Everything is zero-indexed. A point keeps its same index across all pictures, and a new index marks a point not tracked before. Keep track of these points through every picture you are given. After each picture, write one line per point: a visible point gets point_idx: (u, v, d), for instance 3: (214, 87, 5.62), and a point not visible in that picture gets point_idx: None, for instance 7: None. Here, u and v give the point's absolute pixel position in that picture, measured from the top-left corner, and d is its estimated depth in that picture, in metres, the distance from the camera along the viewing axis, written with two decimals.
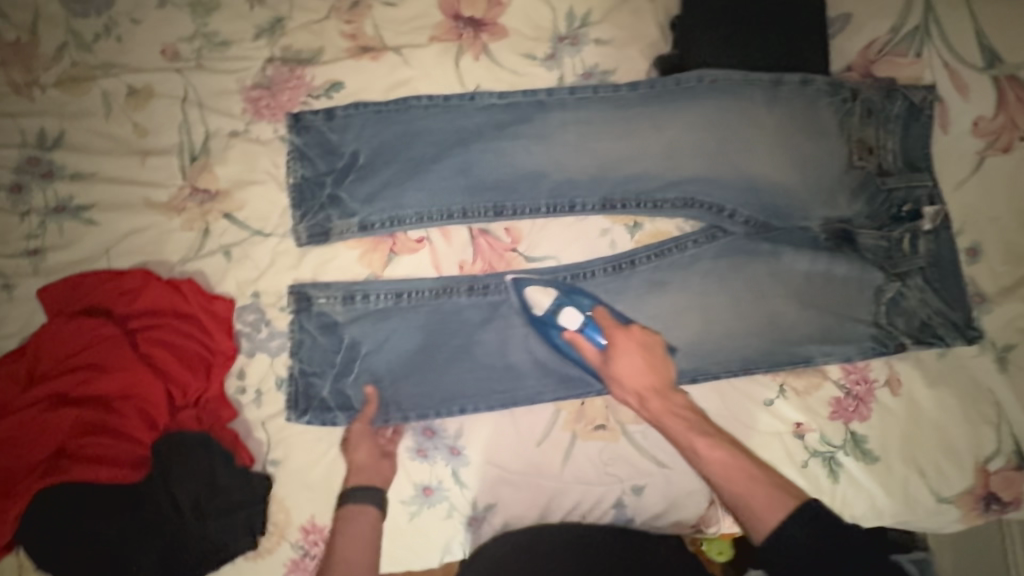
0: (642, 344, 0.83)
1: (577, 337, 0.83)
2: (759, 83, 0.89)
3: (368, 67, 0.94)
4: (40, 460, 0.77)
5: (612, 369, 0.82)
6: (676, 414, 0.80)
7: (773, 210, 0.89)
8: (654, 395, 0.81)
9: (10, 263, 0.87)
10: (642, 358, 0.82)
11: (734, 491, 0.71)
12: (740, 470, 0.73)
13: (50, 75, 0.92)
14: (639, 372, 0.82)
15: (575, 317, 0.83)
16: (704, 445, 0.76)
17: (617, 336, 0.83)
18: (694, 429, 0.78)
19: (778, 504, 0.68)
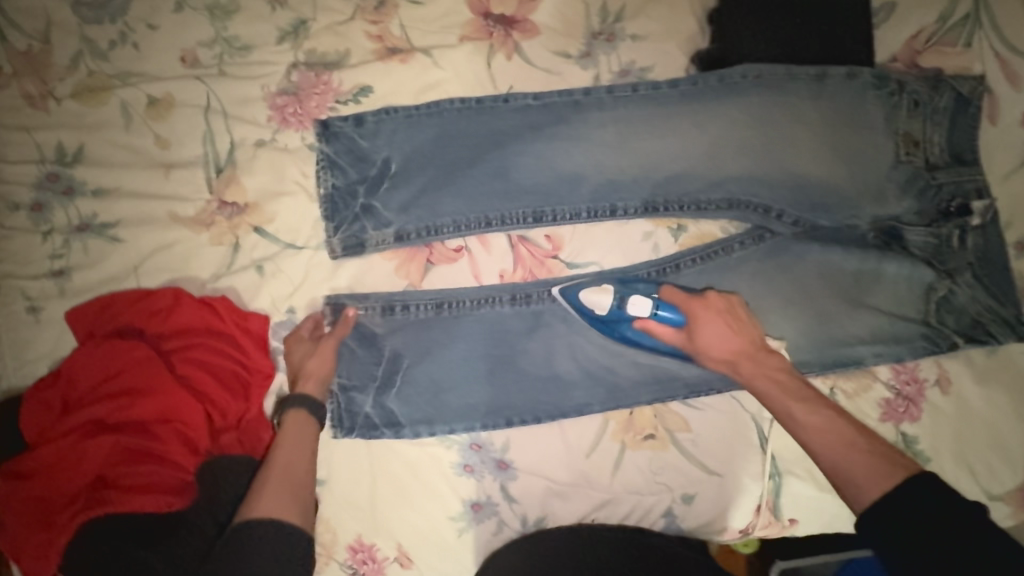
0: (723, 308, 0.77)
1: (649, 323, 0.79)
2: (804, 77, 0.86)
3: (397, 69, 0.90)
4: (79, 491, 0.73)
5: (697, 343, 0.77)
6: (773, 378, 0.73)
7: (823, 207, 0.86)
8: (747, 359, 0.75)
9: (35, 285, 0.85)
10: (722, 325, 0.76)
11: (835, 462, 0.64)
12: (840, 438, 0.66)
13: (65, 86, 0.88)
14: (726, 338, 0.75)
15: (644, 305, 0.78)
16: (802, 411, 0.69)
17: (695, 308, 0.77)
18: (792, 395, 0.71)
19: (882, 476, 0.61)
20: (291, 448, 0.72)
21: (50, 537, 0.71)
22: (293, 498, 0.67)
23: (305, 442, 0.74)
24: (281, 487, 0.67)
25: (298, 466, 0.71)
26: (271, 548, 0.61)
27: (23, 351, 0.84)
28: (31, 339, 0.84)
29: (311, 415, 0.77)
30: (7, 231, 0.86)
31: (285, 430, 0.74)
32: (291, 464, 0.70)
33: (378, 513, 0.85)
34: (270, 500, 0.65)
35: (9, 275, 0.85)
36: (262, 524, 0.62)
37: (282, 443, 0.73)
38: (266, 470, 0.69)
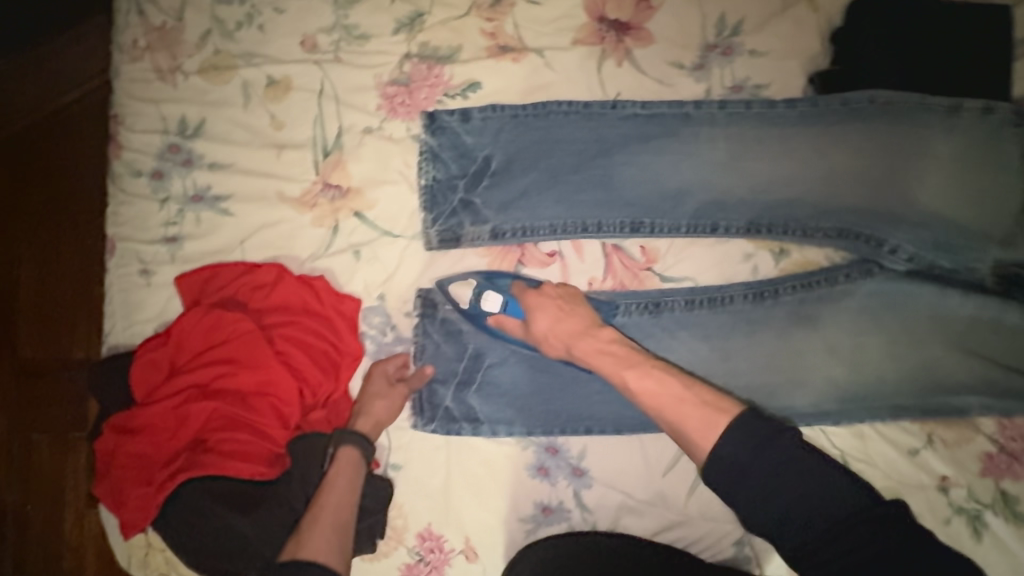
0: (558, 295, 0.82)
1: (501, 318, 0.83)
2: (935, 108, 0.82)
3: (508, 68, 0.91)
4: (179, 451, 0.78)
5: (535, 331, 0.81)
6: (603, 353, 0.76)
7: (944, 245, 0.81)
8: (580, 338, 0.78)
9: (150, 249, 0.90)
10: (546, 312, 0.80)
11: (667, 418, 0.68)
12: (671, 396, 0.69)
13: (193, 62, 0.92)
14: (557, 322, 0.80)
15: (494, 301, 0.84)
16: (631, 377, 0.72)
17: (528, 297, 0.82)
18: (623, 363, 0.74)
19: (710, 424, 0.63)
20: (343, 486, 0.75)
21: (151, 491, 0.76)
22: (339, 543, 0.71)
23: (357, 481, 0.76)
24: (329, 532, 0.71)
25: (344, 504, 0.74)
26: None
27: (134, 312, 0.89)
28: (142, 301, 0.89)
29: (361, 454, 0.78)
30: (129, 196, 0.91)
31: (339, 469, 0.76)
32: (341, 508, 0.74)
33: (450, 504, 0.86)
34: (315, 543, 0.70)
35: (127, 238, 0.90)
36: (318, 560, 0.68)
37: (334, 482, 0.75)
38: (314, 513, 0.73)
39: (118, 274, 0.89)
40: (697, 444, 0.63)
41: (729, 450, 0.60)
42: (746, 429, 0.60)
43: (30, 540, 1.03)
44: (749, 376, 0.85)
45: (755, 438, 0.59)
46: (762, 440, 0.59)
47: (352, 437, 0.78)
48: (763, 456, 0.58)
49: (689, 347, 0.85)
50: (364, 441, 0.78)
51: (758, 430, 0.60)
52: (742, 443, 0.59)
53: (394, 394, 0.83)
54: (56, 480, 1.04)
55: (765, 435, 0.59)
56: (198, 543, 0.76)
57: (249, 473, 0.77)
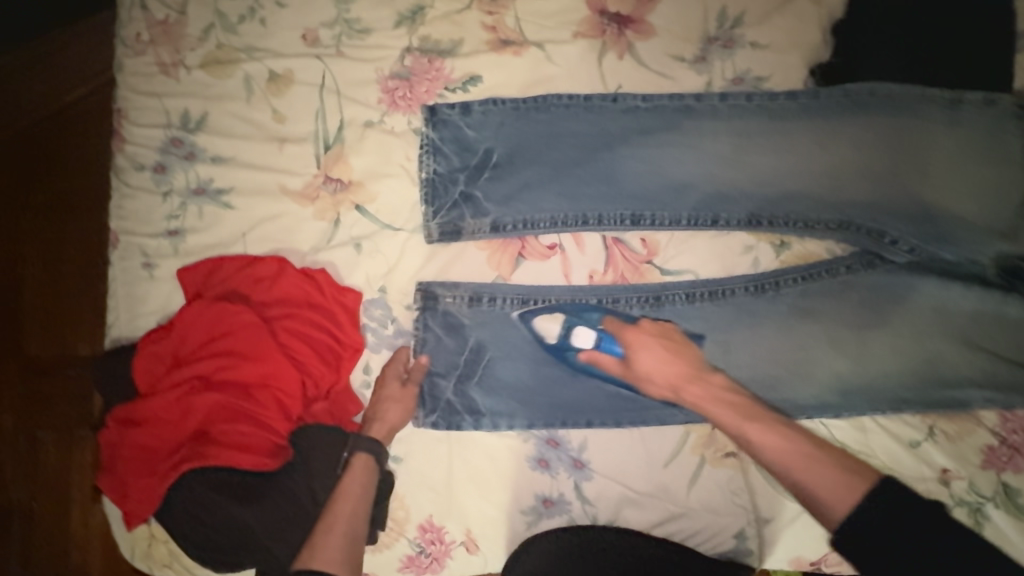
0: (659, 334, 0.81)
1: (595, 354, 0.82)
2: (935, 99, 0.82)
3: (509, 61, 0.91)
4: (182, 442, 0.78)
5: (637, 370, 0.80)
6: (716, 399, 0.76)
7: (944, 237, 0.81)
8: (690, 381, 0.78)
9: (153, 242, 0.90)
10: (654, 353, 0.79)
11: (797, 480, 0.68)
12: (801, 455, 0.69)
13: (195, 56, 0.92)
14: (663, 363, 0.79)
15: (588, 336, 0.82)
16: (758, 431, 0.72)
17: (630, 337, 0.81)
18: (742, 416, 0.74)
19: (846, 487, 0.63)
20: (354, 493, 0.76)
21: (154, 481, 0.77)
22: (348, 551, 0.72)
23: (368, 487, 0.76)
24: (342, 540, 0.72)
25: (356, 512, 0.75)
26: None
27: (137, 304, 0.89)
28: (144, 293, 0.89)
29: (374, 460, 0.78)
30: (132, 189, 0.91)
31: (352, 476, 0.76)
32: (354, 516, 0.74)
33: (451, 496, 0.86)
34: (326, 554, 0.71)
35: (130, 231, 0.91)
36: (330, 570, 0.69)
37: (347, 490, 0.76)
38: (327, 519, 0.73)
39: (121, 267, 0.90)
40: (830, 508, 0.63)
41: (864, 517, 0.60)
42: (877, 494, 0.61)
43: (33, 533, 1.03)
44: (750, 369, 0.85)
45: (887, 502, 0.60)
46: (899, 503, 0.59)
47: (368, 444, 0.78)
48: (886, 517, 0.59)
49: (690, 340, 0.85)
50: (378, 447, 0.78)
51: (893, 495, 0.60)
52: (871, 509, 0.60)
53: (405, 397, 0.83)
54: (59, 471, 1.05)
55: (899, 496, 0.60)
56: (201, 532, 0.77)
57: (250, 464, 0.77)
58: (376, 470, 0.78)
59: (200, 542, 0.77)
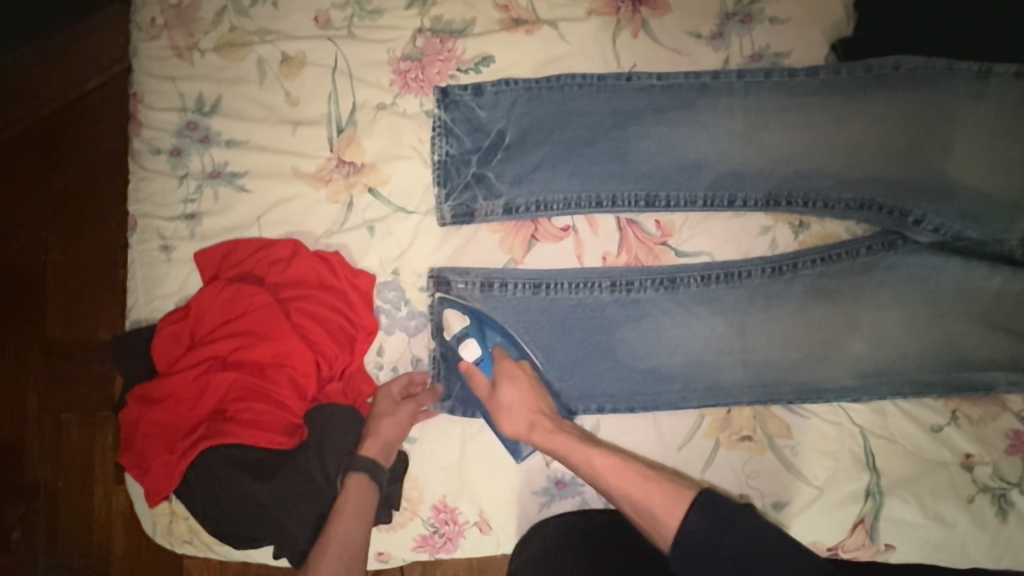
0: (528, 374, 0.83)
1: (473, 367, 0.84)
2: (963, 73, 0.79)
3: (522, 40, 0.90)
4: (200, 420, 0.80)
5: (499, 398, 0.82)
6: (564, 431, 0.79)
7: (970, 215, 0.79)
8: (545, 416, 0.81)
9: (170, 225, 0.91)
10: (518, 388, 0.82)
11: (633, 498, 0.71)
12: (632, 475, 0.74)
13: (209, 40, 0.93)
14: (522, 398, 0.82)
15: (474, 350, 0.84)
16: (599, 459, 0.76)
17: (504, 368, 0.83)
18: (587, 441, 0.78)
19: (673, 505, 0.68)
20: (349, 518, 0.76)
21: (172, 458, 0.78)
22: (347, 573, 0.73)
23: (364, 511, 0.77)
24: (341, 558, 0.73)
25: (354, 537, 0.75)
26: None
27: (155, 286, 0.91)
28: (163, 276, 0.91)
29: (373, 479, 0.78)
30: (149, 173, 0.92)
31: (350, 495, 0.77)
32: (348, 538, 0.75)
33: (465, 477, 0.86)
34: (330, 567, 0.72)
35: (147, 215, 0.92)
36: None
37: (347, 507, 0.76)
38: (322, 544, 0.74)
39: (140, 250, 0.91)
40: (666, 521, 0.67)
41: (695, 530, 0.64)
42: (702, 505, 0.65)
43: (61, 509, 1.06)
44: (767, 352, 0.83)
45: (717, 517, 0.64)
46: (729, 518, 0.63)
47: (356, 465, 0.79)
48: (729, 535, 0.62)
49: (706, 321, 0.84)
50: (376, 467, 0.79)
51: (718, 509, 0.64)
52: (705, 522, 0.64)
53: (401, 412, 0.82)
54: (84, 450, 1.07)
55: (727, 515, 0.63)
56: (221, 509, 0.79)
57: (267, 441, 0.79)
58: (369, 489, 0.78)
59: (221, 517, 0.79)
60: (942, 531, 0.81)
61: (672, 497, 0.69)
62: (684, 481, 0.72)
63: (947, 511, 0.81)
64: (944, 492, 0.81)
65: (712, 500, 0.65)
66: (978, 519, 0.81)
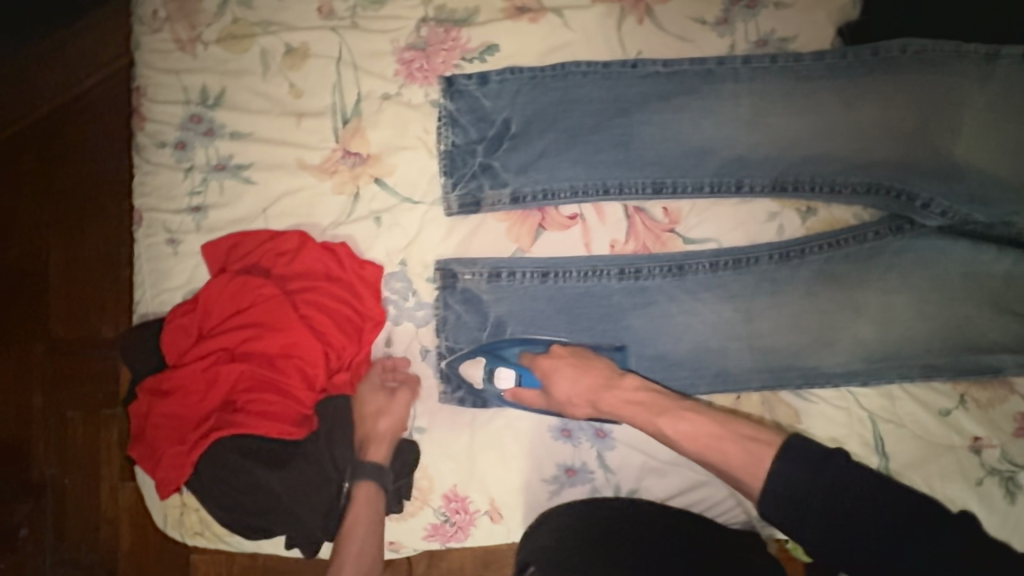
0: (569, 353, 0.83)
1: (518, 392, 0.85)
2: (971, 56, 0.79)
3: (526, 28, 0.90)
4: (210, 412, 0.80)
5: (556, 396, 0.82)
6: (630, 403, 0.79)
7: (980, 197, 0.78)
8: (603, 391, 0.80)
9: (176, 218, 0.91)
10: (563, 375, 0.81)
11: (714, 461, 0.73)
12: (708, 436, 0.74)
13: (212, 31, 0.92)
14: (573, 383, 0.81)
15: (508, 375, 0.84)
16: (667, 424, 0.76)
17: (544, 366, 0.83)
18: (656, 411, 0.77)
19: (755, 461, 0.69)
20: (359, 531, 0.78)
21: (184, 450, 0.78)
22: None
23: (372, 521, 0.79)
24: (358, 559, 0.77)
25: (366, 544, 0.78)
26: None
27: (161, 280, 0.91)
28: (169, 269, 0.91)
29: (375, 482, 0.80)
30: (153, 166, 0.92)
31: (357, 507, 0.79)
32: (361, 553, 0.78)
33: (475, 466, 0.87)
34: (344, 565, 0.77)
35: (153, 208, 0.92)
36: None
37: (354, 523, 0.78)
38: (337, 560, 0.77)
39: (146, 244, 0.91)
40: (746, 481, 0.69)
41: (784, 477, 0.63)
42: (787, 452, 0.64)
43: (68, 505, 1.07)
44: (774, 337, 0.84)
45: (806, 461, 0.63)
46: (817, 462, 0.62)
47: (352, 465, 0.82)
48: (818, 478, 0.61)
49: (714, 308, 0.84)
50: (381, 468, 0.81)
51: (807, 453, 0.63)
52: (794, 469, 0.63)
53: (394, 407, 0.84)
54: (92, 445, 1.08)
55: (819, 459, 0.63)
56: (233, 499, 0.79)
57: (277, 432, 0.79)
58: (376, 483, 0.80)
59: (232, 508, 0.79)
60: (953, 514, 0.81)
61: (747, 444, 0.71)
62: (762, 428, 0.73)
63: (956, 494, 0.81)
64: (952, 475, 0.82)
65: (800, 445, 0.65)
66: (988, 502, 0.81)
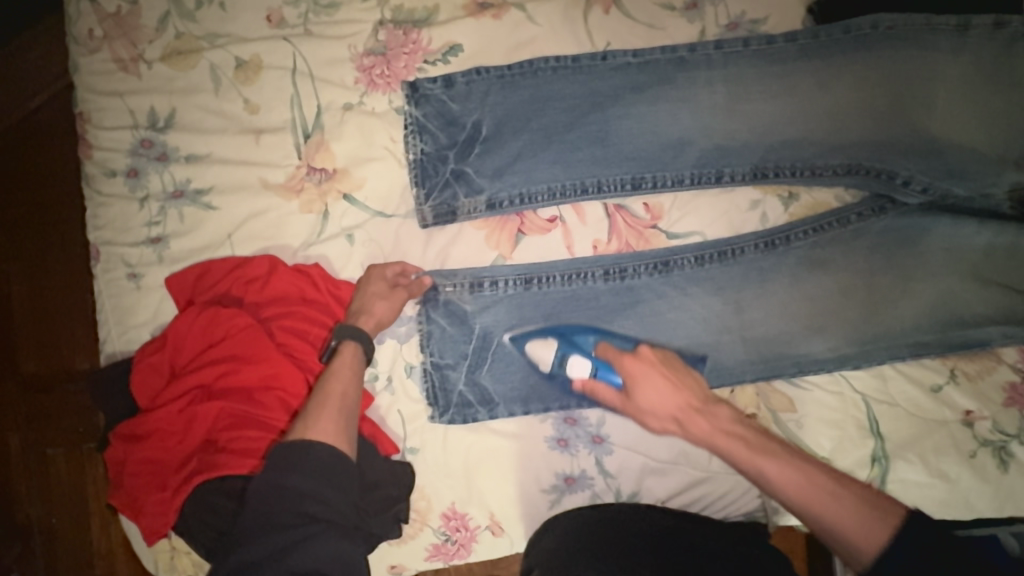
0: (659, 361, 0.76)
1: (592, 385, 0.77)
2: (943, 27, 0.78)
3: (489, 26, 0.86)
4: (191, 454, 0.75)
5: (637, 402, 0.75)
6: (723, 435, 0.72)
7: (958, 171, 0.78)
8: (695, 414, 0.73)
9: (134, 251, 0.86)
10: (659, 387, 0.74)
11: (823, 522, 0.63)
12: (811, 491, 0.65)
13: (155, 49, 0.87)
14: (665, 395, 0.74)
15: (583, 366, 0.77)
16: (772, 468, 0.67)
17: (631, 367, 0.75)
18: (754, 451, 0.69)
19: (871, 524, 0.61)
20: (342, 384, 0.71)
21: (167, 496, 0.73)
22: (344, 421, 0.68)
23: (354, 380, 0.73)
24: (341, 400, 0.70)
25: (350, 398, 0.71)
26: (325, 469, 0.61)
27: (127, 317, 0.86)
28: (133, 306, 0.86)
29: (360, 359, 0.75)
30: (106, 197, 0.86)
31: (339, 381, 0.71)
32: (347, 394, 0.71)
33: (472, 483, 0.85)
34: (301, 563, 0.55)
35: (109, 242, 0.86)
36: (319, 548, 0.56)
37: (338, 374, 0.72)
38: (321, 396, 0.69)
39: (105, 280, 0.86)
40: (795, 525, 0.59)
41: None
42: None
43: (52, 555, 1.02)
44: (765, 327, 0.83)
45: None
46: None
47: (288, 447, 0.62)
48: None
49: (702, 303, 0.83)
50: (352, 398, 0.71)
51: None
52: None
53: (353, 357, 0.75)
54: (72, 491, 1.03)
55: None
56: (210, 538, 0.69)
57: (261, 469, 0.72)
58: (335, 452, 0.63)
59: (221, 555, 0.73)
60: (948, 489, 0.82)
61: None
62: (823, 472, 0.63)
63: (952, 468, 0.82)
64: (947, 451, 0.82)
65: None
66: (982, 473, 0.82)
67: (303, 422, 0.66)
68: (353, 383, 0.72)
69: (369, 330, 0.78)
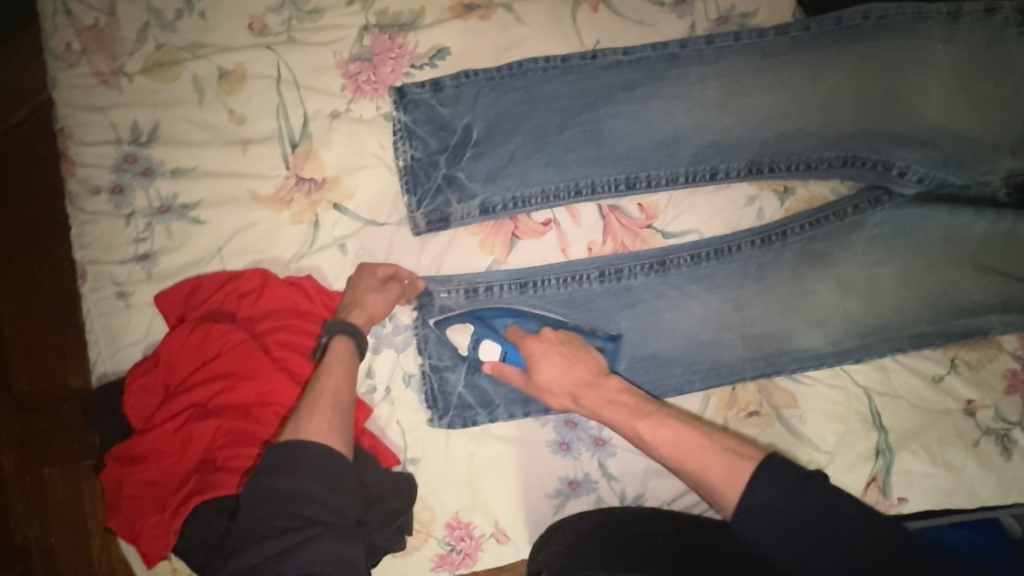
0: (561, 340, 0.79)
1: (501, 367, 0.79)
2: (933, 16, 0.78)
3: (477, 28, 0.85)
4: (189, 474, 0.73)
5: (539, 380, 0.77)
6: (613, 402, 0.74)
7: (952, 160, 0.78)
8: (588, 388, 0.76)
9: (123, 269, 0.84)
10: (556, 364, 0.76)
11: (691, 472, 0.66)
12: (687, 445, 0.68)
13: (135, 61, 0.85)
14: (562, 372, 0.76)
15: (493, 349, 0.79)
16: (646, 427, 0.71)
17: (531, 345, 0.78)
18: (635, 413, 0.72)
19: (735, 472, 0.63)
20: (333, 381, 0.70)
21: (166, 518, 0.71)
22: (338, 418, 0.67)
23: (347, 377, 0.72)
24: (333, 396, 0.69)
25: (342, 395, 0.70)
26: (319, 469, 0.60)
27: (118, 337, 0.84)
28: (124, 325, 0.84)
29: (353, 355, 0.74)
30: (90, 215, 0.85)
31: (330, 378, 0.70)
32: (339, 391, 0.70)
33: (475, 490, 0.84)
34: (301, 567, 0.54)
35: (96, 260, 0.84)
36: (318, 548, 0.55)
37: (330, 372, 0.71)
38: (313, 394, 0.68)
39: (94, 299, 0.84)
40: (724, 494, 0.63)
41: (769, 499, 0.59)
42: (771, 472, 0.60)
43: None
44: (765, 323, 0.82)
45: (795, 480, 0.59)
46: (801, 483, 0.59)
47: (280, 449, 0.60)
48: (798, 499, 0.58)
49: (701, 302, 0.82)
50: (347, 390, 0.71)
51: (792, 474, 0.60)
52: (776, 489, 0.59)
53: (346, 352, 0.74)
54: (70, 515, 1.01)
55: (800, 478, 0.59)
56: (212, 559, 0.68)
57: None
58: (329, 452, 0.61)
59: None
60: (952, 478, 0.81)
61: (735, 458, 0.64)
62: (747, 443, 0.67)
63: (956, 458, 0.82)
64: (950, 441, 0.82)
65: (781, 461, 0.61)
66: (986, 461, 0.82)
67: (296, 422, 0.64)
68: (346, 380, 0.71)
69: (361, 324, 0.77)
